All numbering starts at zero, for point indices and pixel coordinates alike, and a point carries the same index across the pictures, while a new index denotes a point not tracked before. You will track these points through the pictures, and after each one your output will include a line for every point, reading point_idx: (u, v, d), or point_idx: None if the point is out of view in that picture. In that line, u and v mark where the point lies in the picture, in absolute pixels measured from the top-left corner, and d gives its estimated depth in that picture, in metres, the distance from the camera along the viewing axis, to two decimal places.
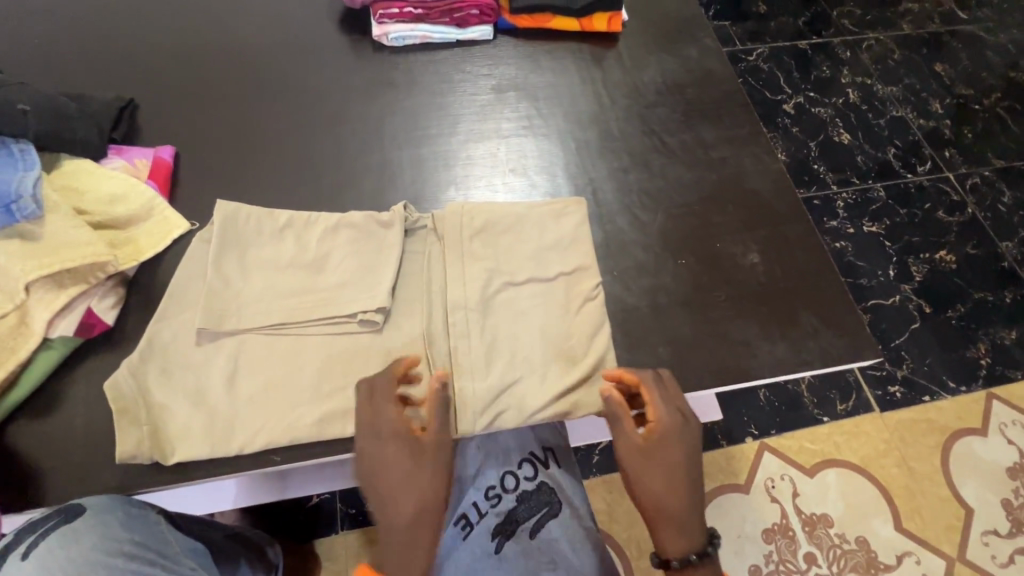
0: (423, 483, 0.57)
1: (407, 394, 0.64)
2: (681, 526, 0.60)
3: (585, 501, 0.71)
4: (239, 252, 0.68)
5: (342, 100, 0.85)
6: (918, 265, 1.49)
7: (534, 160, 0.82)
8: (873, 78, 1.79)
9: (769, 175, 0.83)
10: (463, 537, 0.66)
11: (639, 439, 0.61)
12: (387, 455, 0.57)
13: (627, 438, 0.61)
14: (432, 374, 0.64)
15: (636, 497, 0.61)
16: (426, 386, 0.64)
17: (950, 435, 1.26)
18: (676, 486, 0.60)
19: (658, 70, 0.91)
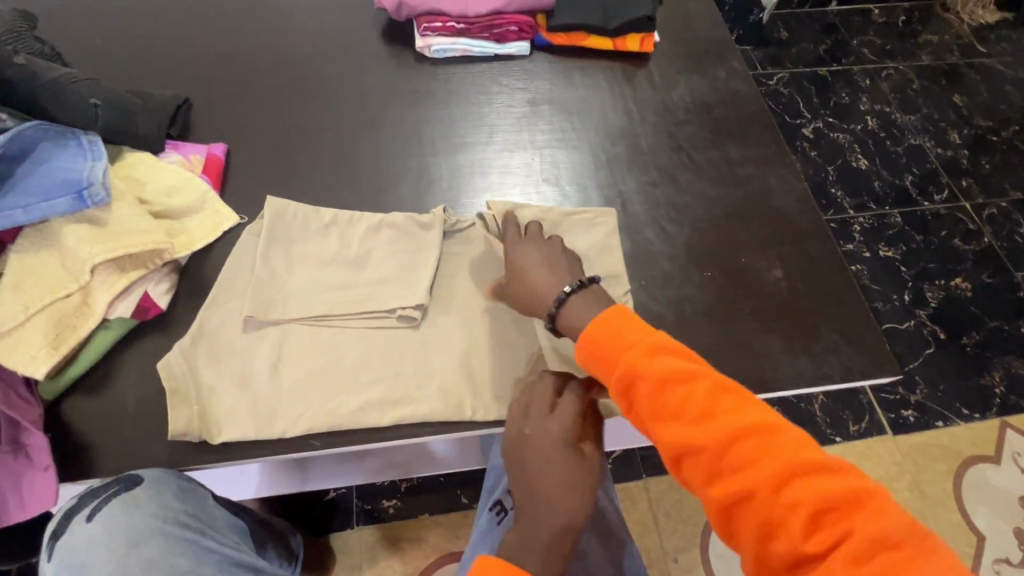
0: (567, 495, 0.54)
1: (441, 388, 0.66)
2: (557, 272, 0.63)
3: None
4: (286, 247, 0.72)
5: (385, 107, 0.89)
6: (933, 291, 1.50)
7: (566, 170, 0.86)
8: (892, 106, 1.82)
9: (793, 194, 0.85)
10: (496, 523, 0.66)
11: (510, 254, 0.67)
12: (540, 458, 0.55)
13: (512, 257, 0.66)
14: (466, 370, 0.67)
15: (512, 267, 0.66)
16: (459, 381, 0.67)
17: (963, 461, 1.27)
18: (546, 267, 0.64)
19: (687, 90, 0.95)
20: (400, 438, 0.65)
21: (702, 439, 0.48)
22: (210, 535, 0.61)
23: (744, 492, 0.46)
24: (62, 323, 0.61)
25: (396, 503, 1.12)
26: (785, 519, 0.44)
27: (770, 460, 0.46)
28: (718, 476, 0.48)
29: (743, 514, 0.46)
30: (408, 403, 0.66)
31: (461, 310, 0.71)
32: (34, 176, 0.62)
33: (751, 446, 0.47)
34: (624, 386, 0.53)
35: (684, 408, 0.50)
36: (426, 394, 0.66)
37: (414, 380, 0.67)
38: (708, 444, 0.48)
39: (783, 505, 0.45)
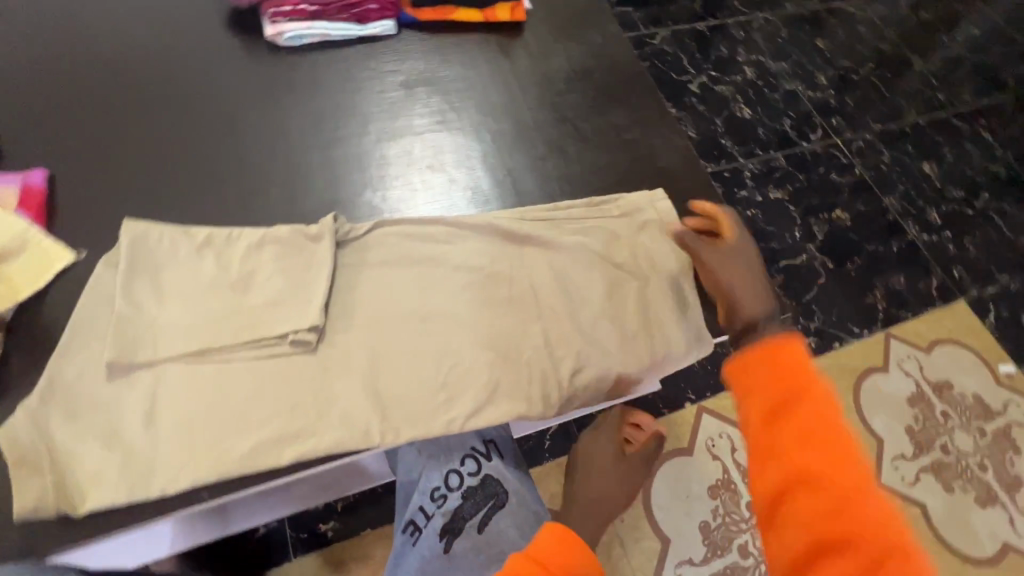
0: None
1: (346, 413, 0.60)
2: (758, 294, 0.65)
3: (530, 488, 0.71)
4: (152, 276, 0.63)
5: (241, 106, 0.80)
6: (819, 225, 1.63)
7: (450, 154, 0.81)
8: (765, 55, 1.92)
9: (677, 152, 0.86)
10: (411, 543, 0.66)
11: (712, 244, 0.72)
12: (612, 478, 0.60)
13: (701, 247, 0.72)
14: (373, 389, 0.61)
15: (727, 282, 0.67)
16: (365, 403, 0.60)
17: (859, 375, 1.40)
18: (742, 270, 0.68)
19: (565, 58, 0.93)
20: (305, 473, 0.59)
21: (797, 418, 0.48)
22: None
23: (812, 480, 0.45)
24: None
25: (334, 525, 1.06)
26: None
27: (846, 465, 0.46)
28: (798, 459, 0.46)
29: (822, 567, 0.43)
30: (311, 434, 0.58)
31: (362, 326, 0.64)
32: None
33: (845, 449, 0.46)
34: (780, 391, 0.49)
35: (812, 392, 0.49)
36: (330, 423, 0.59)
37: (315, 410, 0.60)
38: (812, 424, 0.47)
39: (842, 514, 0.44)
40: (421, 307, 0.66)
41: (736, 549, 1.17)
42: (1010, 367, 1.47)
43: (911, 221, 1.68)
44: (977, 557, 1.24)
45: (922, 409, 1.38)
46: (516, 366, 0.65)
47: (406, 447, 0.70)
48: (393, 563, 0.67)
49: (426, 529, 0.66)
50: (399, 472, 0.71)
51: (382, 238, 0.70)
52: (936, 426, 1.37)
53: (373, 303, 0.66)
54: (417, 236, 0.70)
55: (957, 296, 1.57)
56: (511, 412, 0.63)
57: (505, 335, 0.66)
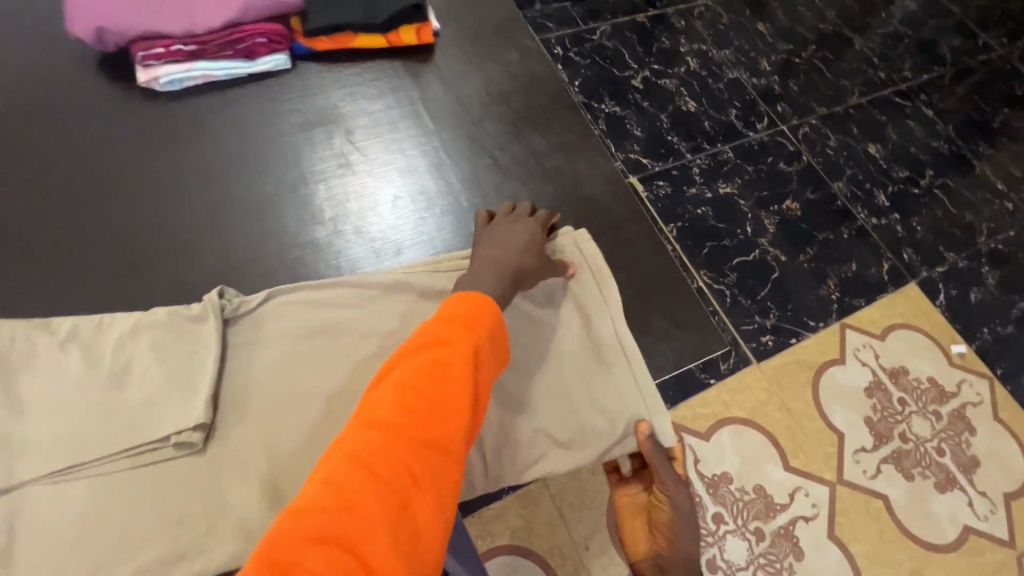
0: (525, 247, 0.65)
1: (241, 524, 0.53)
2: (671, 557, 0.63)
3: None
4: (8, 382, 0.55)
5: (115, 167, 0.72)
6: (770, 218, 1.61)
7: (357, 200, 0.74)
8: (707, 43, 1.89)
9: (604, 177, 0.81)
10: None
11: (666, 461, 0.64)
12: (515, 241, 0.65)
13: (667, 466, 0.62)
14: (272, 491, 0.55)
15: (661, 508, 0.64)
16: (263, 510, 0.54)
17: (817, 369, 1.39)
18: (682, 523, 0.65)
19: (480, 81, 0.86)
20: None
21: None
22: None
23: None
24: None
25: None
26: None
27: None
28: None
29: None
30: (200, 551, 0.52)
31: (260, 414, 0.58)
32: None
33: None
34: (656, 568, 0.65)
35: None
36: (222, 536, 0.53)
37: (207, 520, 0.53)
38: None
39: None
40: (325, 385, 0.60)
41: (704, 563, 1.16)
42: (962, 347, 1.49)
43: (860, 206, 1.68)
44: (940, 543, 1.25)
45: (880, 398, 1.38)
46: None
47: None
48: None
49: None
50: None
51: (278, 308, 0.63)
52: (894, 414, 1.37)
53: (271, 385, 0.59)
54: (317, 304, 0.64)
55: (907, 279, 1.57)
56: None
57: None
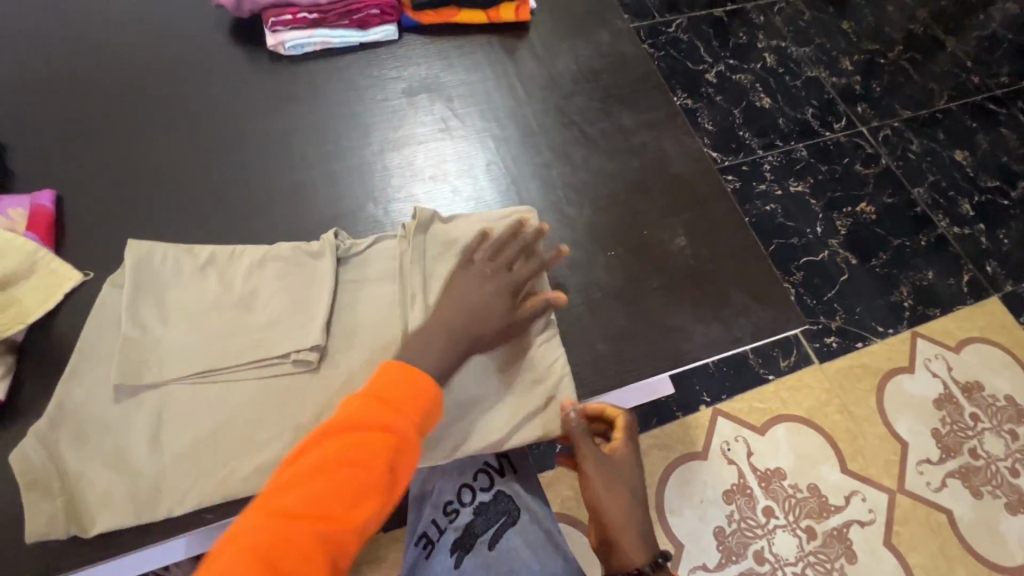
0: (493, 308, 0.61)
1: None
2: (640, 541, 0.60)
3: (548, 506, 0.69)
4: (159, 295, 0.62)
5: (242, 119, 0.79)
6: (842, 219, 1.57)
7: (453, 162, 0.80)
8: (786, 40, 1.85)
9: (688, 155, 0.83)
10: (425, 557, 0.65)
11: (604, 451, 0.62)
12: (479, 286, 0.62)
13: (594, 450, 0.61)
14: None
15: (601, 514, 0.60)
16: None
17: (883, 376, 1.36)
18: (636, 506, 0.61)
19: (572, 58, 0.90)
20: None
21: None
22: None
23: None
24: None
25: None
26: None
27: None
28: None
29: None
30: None
31: (368, 343, 0.64)
32: None
33: None
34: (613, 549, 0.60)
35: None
36: None
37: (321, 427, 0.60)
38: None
39: None
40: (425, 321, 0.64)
41: (752, 555, 1.16)
42: None
43: (941, 214, 1.60)
44: (1006, 565, 1.20)
45: (950, 412, 1.33)
46: (523, 381, 0.63)
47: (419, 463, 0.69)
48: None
49: (439, 543, 0.65)
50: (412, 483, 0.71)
51: (385, 251, 0.69)
52: (964, 429, 1.32)
53: (378, 317, 0.65)
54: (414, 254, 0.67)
55: (989, 293, 1.50)
56: (529, 436, 0.62)
57: (515, 348, 0.65)
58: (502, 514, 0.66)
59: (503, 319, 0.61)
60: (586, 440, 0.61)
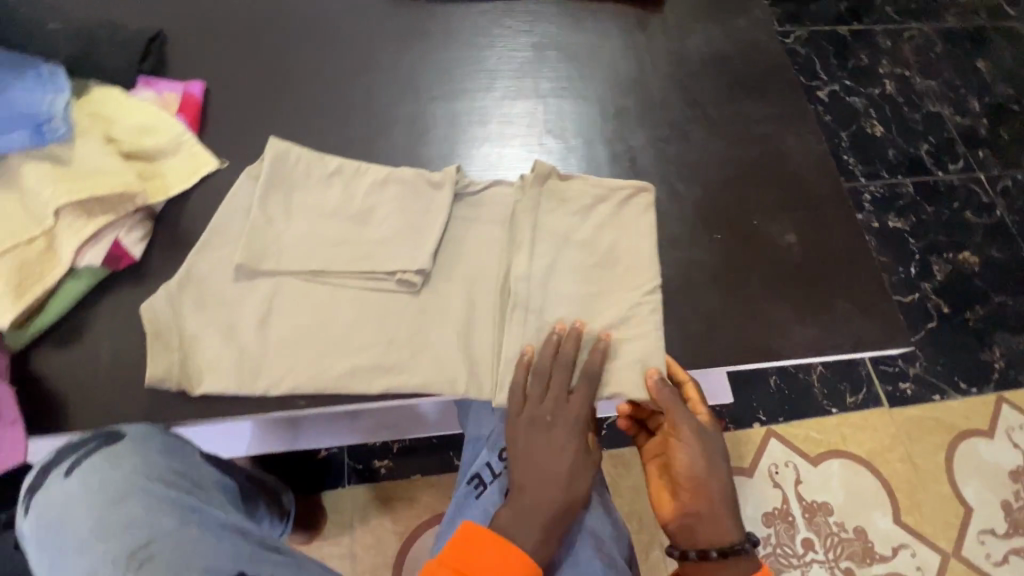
0: (547, 428, 0.60)
1: (437, 359, 0.62)
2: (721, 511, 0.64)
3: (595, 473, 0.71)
4: (286, 195, 0.65)
5: (378, 46, 0.82)
6: (940, 264, 1.47)
7: (572, 122, 0.80)
8: (911, 70, 1.72)
9: (812, 155, 0.80)
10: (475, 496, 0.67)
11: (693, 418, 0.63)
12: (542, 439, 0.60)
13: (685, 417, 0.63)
14: (464, 343, 0.63)
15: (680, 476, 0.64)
16: (456, 356, 0.62)
17: (957, 434, 1.27)
18: (716, 479, 0.64)
19: (705, 39, 0.88)
20: (389, 402, 0.63)
21: None
22: (197, 494, 0.53)
23: None
24: (25, 270, 0.55)
25: (388, 464, 1.11)
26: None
27: None
28: None
29: None
30: (402, 369, 0.61)
31: (468, 279, 0.65)
32: None
33: None
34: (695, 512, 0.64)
35: None
36: (421, 364, 0.62)
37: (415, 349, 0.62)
38: None
39: None
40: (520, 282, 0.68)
41: None
42: None
43: None
44: None
45: None
46: (611, 355, 0.62)
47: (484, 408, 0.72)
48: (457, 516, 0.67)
49: (491, 485, 0.66)
50: (471, 428, 0.73)
51: (499, 197, 0.69)
52: None
53: (482, 258, 0.66)
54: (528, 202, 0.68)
55: None
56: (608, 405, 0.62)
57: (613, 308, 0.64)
58: None
59: (559, 423, 0.61)
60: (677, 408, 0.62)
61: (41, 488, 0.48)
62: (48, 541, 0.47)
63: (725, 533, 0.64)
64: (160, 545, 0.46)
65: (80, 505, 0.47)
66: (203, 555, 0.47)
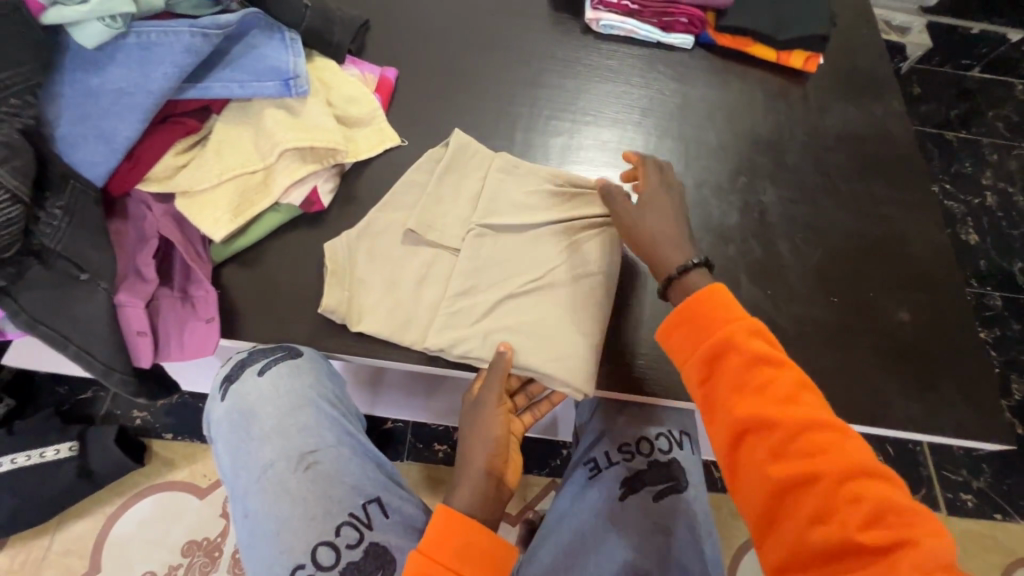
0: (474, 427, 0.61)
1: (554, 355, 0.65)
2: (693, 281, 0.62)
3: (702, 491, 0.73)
4: (459, 177, 0.73)
5: (546, 67, 0.91)
6: (1019, 384, 1.43)
7: (709, 168, 0.85)
8: (1015, 186, 1.70)
9: (933, 244, 0.83)
10: (590, 478, 0.71)
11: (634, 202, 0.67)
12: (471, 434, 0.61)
13: (623, 201, 0.67)
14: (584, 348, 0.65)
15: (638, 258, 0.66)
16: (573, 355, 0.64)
17: (1014, 559, 1.23)
18: (673, 226, 0.65)
19: (842, 118, 0.93)
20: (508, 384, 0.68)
21: (772, 420, 0.51)
22: (351, 420, 0.59)
23: (807, 479, 0.48)
24: (244, 195, 0.64)
25: (446, 449, 1.14)
26: (844, 519, 0.46)
27: (838, 460, 0.48)
28: (786, 462, 0.50)
29: (794, 484, 0.49)
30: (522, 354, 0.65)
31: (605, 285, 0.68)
32: (242, 55, 0.64)
33: (800, 449, 0.49)
34: (708, 359, 0.55)
35: None
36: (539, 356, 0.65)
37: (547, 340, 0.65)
38: (782, 425, 0.50)
39: (840, 505, 0.47)
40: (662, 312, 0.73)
41: None
42: None
43: None
44: None
45: None
46: None
47: (604, 407, 0.75)
48: (569, 494, 0.71)
49: (608, 472, 0.70)
50: (586, 421, 0.78)
51: None
52: None
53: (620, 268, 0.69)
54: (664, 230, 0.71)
55: None
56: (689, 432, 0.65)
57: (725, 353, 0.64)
58: (673, 478, 0.69)
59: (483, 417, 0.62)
60: (616, 198, 0.67)
61: (240, 376, 0.56)
62: (238, 425, 0.55)
63: (672, 246, 0.64)
64: (323, 454, 0.54)
65: (266, 399, 0.55)
66: (352, 472, 0.55)
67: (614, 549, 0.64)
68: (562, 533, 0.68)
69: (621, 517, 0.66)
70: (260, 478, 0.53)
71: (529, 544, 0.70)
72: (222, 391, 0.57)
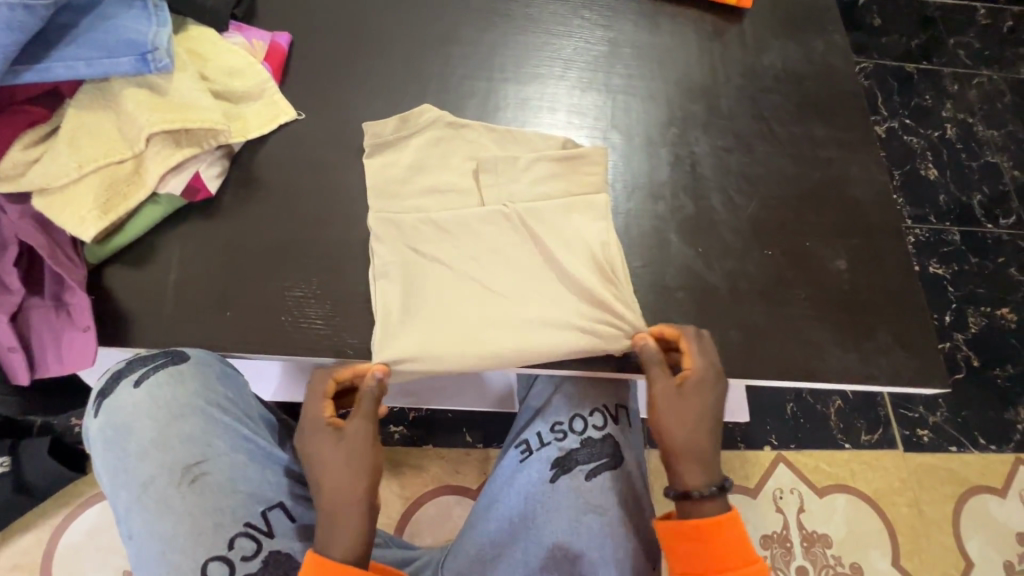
0: (335, 468, 0.56)
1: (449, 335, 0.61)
2: (704, 465, 0.60)
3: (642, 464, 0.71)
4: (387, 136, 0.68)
5: (458, 20, 0.83)
6: (976, 317, 1.44)
7: (637, 121, 0.80)
8: (975, 117, 1.66)
9: (872, 185, 0.80)
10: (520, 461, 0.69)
11: (676, 385, 0.61)
12: (335, 474, 0.56)
13: (664, 380, 0.61)
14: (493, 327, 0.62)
15: (659, 442, 0.62)
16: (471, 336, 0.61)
17: (967, 488, 1.26)
18: (706, 431, 0.60)
19: (780, 56, 0.87)
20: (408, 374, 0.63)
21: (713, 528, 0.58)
22: (247, 424, 0.63)
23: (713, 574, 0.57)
24: (112, 189, 0.58)
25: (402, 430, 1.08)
26: None
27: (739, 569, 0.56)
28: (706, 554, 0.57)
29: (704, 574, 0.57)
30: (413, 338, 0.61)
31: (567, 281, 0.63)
32: (92, 28, 0.57)
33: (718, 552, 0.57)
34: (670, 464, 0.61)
35: None
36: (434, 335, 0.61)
37: (474, 327, 0.62)
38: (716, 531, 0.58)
39: None
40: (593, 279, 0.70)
41: None
42: None
43: None
44: None
45: None
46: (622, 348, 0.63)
47: (542, 385, 0.74)
48: (501, 480, 0.70)
49: (537, 453, 0.68)
50: (529, 399, 0.75)
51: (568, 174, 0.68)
52: None
53: (586, 252, 0.64)
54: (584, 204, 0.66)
55: None
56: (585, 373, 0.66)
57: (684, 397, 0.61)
58: (604, 455, 0.67)
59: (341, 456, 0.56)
60: (658, 370, 0.61)
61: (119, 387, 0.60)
62: (113, 439, 0.59)
63: (699, 475, 0.60)
64: (209, 464, 0.58)
65: (148, 411, 0.59)
66: (249, 480, 0.59)
67: (543, 534, 0.64)
68: (490, 520, 0.67)
69: (548, 500, 0.65)
70: (144, 493, 0.57)
71: (460, 529, 0.70)
72: (97, 405, 0.60)
